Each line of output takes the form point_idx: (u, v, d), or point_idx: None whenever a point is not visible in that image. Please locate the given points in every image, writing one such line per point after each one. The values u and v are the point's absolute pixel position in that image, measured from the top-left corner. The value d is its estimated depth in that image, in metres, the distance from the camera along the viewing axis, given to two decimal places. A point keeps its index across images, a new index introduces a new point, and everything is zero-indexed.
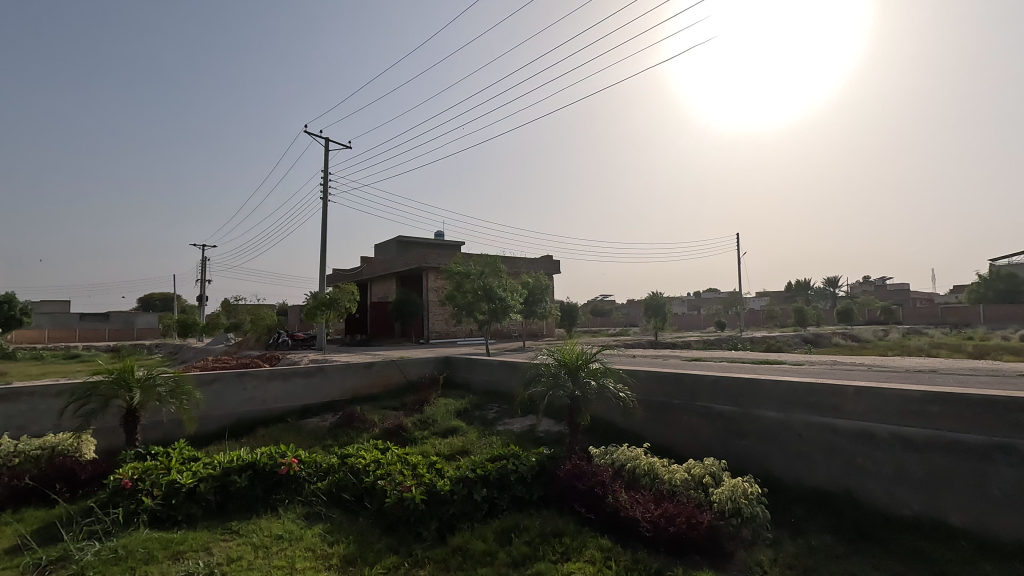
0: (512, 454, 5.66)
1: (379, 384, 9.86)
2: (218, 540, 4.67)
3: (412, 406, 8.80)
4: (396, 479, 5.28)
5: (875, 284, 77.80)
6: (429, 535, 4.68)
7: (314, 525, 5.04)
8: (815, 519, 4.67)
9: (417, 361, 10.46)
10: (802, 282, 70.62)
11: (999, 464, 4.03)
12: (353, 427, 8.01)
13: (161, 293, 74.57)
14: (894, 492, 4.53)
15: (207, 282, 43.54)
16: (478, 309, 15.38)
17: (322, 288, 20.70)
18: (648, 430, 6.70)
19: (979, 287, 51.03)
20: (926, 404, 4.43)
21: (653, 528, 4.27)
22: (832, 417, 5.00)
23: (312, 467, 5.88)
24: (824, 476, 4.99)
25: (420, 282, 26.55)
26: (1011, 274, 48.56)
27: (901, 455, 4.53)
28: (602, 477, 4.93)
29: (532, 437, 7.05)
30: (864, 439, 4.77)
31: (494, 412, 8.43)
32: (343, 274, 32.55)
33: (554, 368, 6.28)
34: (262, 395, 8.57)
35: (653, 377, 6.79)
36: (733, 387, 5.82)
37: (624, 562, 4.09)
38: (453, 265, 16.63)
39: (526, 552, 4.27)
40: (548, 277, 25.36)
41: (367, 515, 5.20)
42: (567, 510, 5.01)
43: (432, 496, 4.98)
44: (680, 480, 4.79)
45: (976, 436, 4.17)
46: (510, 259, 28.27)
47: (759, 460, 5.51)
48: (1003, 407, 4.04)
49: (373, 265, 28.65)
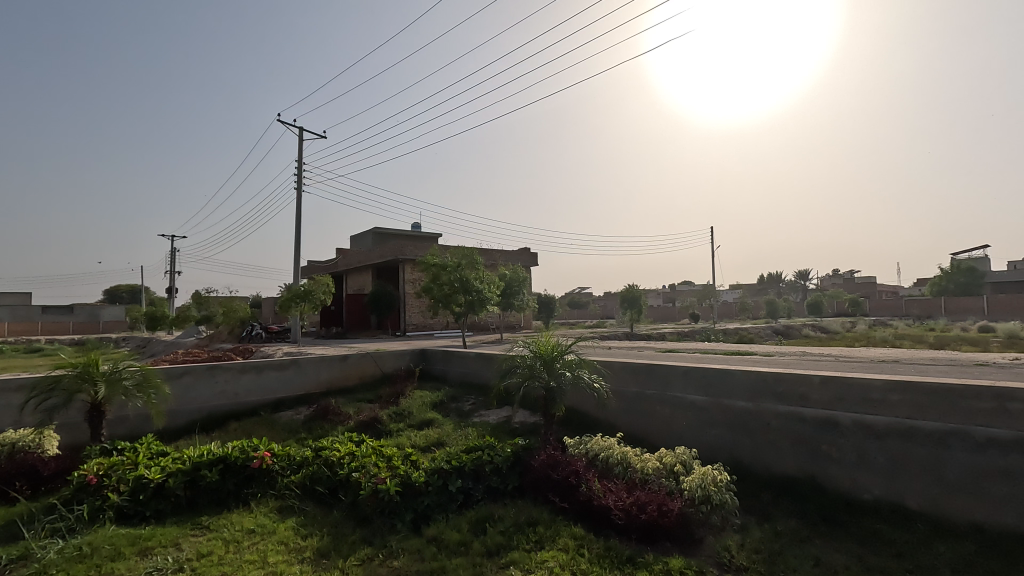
0: (488, 445, 5.69)
1: (354, 376, 9.77)
2: (188, 535, 4.59)
3: (388, 399, 8.76)
4: (371, 471, 5.25)
5: (841, 278, 79.86)
6: (403, 526, 4.67)
7: (287, 519, 5.00)
8: (781, 505, 4.81)
9: (393, 354, 10.40)
10: (774, 275, 72.52)
11: (954, 448, 4.21)
12: (328, 420, 7.92)
13: (128, 286, 72.29)
14: (857, 477, 4.69)
15: (175, 273, 42.46)
16: (455, 302, 15.33)
17: (296, 281, 20.36)
18: (622, 420, 6.81)
19: (940, 280, 52.82)
20: (887, 393, 4.59)
21: (626, 515, 4.35)
22: (799, 406, 5.14)
23: (285, 460, 5.82)
24: (791, 464, 5.13)
25: (397, 274, 26.34)
26: (971, 268, 50.54)
27: (863, 442, 4.69)
28: (576, 467, 5.02)
29: (508, 428, 7.09)
30: (829, 427, 4.92)
31: (470, 404, 8.44)
32: (318, 266, 32.14)
33: (529, 360, 6.32)
34: (234, 388, 8.43)
35: (628, 367, 6.87)
36: (704, 377, 5.95)
37: (597, 550, 4.16)
38: (430, 257, 16.51)
39: (501, 542, 4.31)
40: (525, 270, 25.43)
41: (341, 507, 5.18)
42: (541, 500, 5.05)
43: (406, 488, 4.99)
44: (652, 469, 4.88)
45: (933, 423, 4.34)
46: (487, 252, 28.23)
47: (728, 448, 5.65)
48: (958, 394, 4.22)
49: (349, 257, 28.37)
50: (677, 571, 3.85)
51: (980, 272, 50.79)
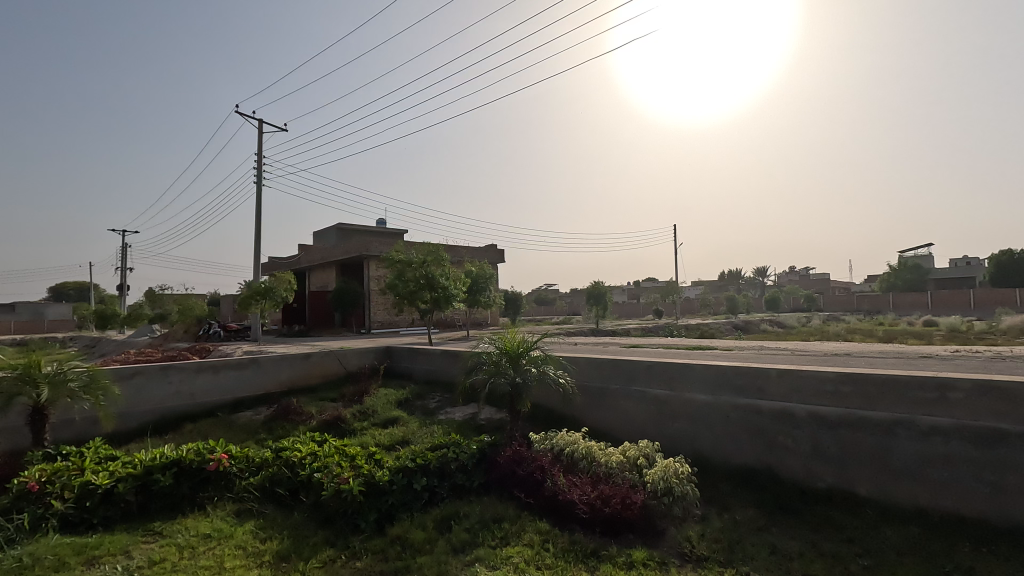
0: (453, 442, 5.65)
1: (317, 375, 9.57)
2: (139, 542, 4.41)
3: (351, 398, 8.61)
4: (334, 471, 5.14)
5: (796, 275, 82.77)
6: (367, 526, 4.60)
7: (246, 522, 4.86)
8: (739, 495, 4.95)
9: (357, 351, 10.22)
10: (734, 272, 74.62)
11: (900, 437, 4.41)
12: (289, 420, 7.74)
13: (76, 282, 68.91)
14: (811, 466, 4.86)
15: (126, 269, 40.69)
16: (420, 299, 15.17)
17: (256, 277, 19.80)
18: (587, 415, 6.87)
19: (888, 276, 55.33)
20: (839, 384, 4.77)
21: (590, 509, 4.39)
22: (756, 398, 5.29)
23: (244, 462, 5.65)
24: (748, 455, 5.28)
25: (361, 271, 25.93)
26: (916, 265, 53.14)
27: (817, 432, 4.86)
28: (542, 463, 5.04)
29: (474, 425, 7.06)
30: (785, 419, 5.08)
31: (436, 402, 8.38)
32: (279, 263, 31.32)
33: (495, 356, 6.31)
34: (189, 388, 8.14)
35: (593, 362, 6.94)
36: (666, 371, 6.06)
37: (561, 544, 4.19)
38: (395, 253, 16.31)
39: (466, 539, 4.29)
40: (492, 266, 25.41)
41: (303, 509, 5.06)
42: (506, 496, 5.06)
43: (370, 487, 4.89)
44: (616, 462, 4.94)
45: (881, 413, 4.53)
46: (453, 248, 28.07)
47: (690, 441, 5.76)
48: (905, 385, 4.42)
49: (312, 253, 27.77)
50: (640, 563, 3.91)
51: (924, 269, 53.46)
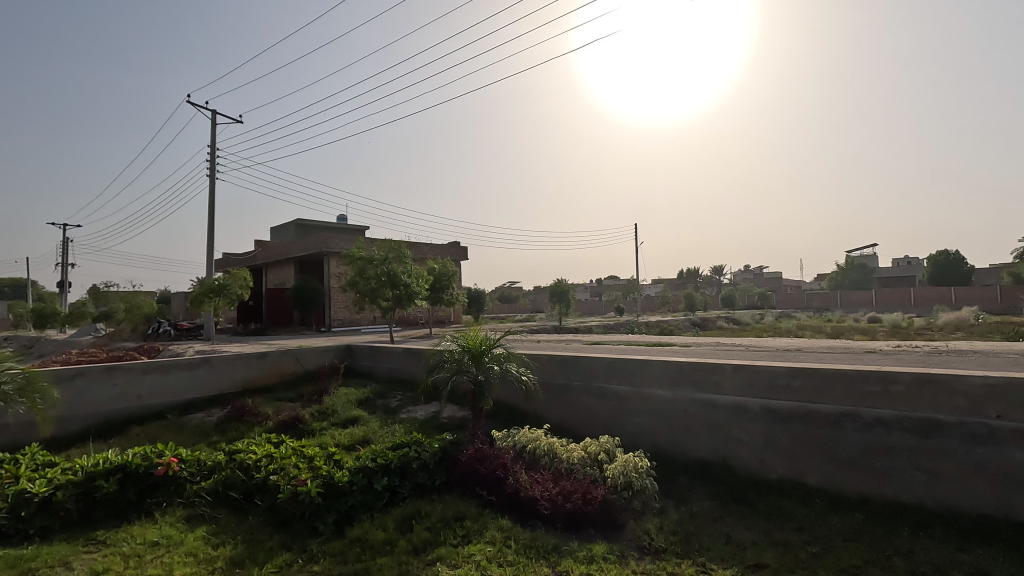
0: (415, 441, 5.59)
1: (274, 374, 9.30)
2: (80, 552, 4.19)
3: (310, 397, 8.41)
4: (291, 472, 5.00)
5: (751, 274, 85.61)
6: (325, 529, 4.50)
7: (197, 528, 4.68)
8: (696, 487, 5.07)
9: (316, 350, 9.98)
10: (692, 270, 76.64)
11: (846, 429, 4.61)
12: (244, 421, 7.49)
13: (11, 278, 64.94)
14: (763, 458, 5.03)
15: (68, 265, 38.53)
16: (382, 296, 14.93)
17: (210, 274, 19.10)
18: (549, 411, 6.91)
19: (836, 275, 57.84)
20: (790, 379, 4.95)
21: (551, 505, 4.43)
22: (712, 393, 5.44)
23: (195, 465, 5.44)
24: (705, 448, 5.43)
25: (321, 268, 25.35)
26: (862, 265, 55.82)
27: (769, 425, 5.03)
28: (504, 460, 5.05)
29: (436, 424, 7.01)
30: (739, 413, 5.24)
31: (397, 400, 8.27)
32: (234, 259, 30.29)
33: (457, 354, 6.27)
34: (136, 390, 7.79)
35: (555, 359, 6.98)
36: (627, 368, 6.16)
37: (523, 540, 4.21)
38: (356, 250, 16.00)
39: (427, 538, 4.25)
40: (455, 264, 25.26)
41: (258, 513, 4.91)
42: (468, 494, 5.04)
43: (328, 489, 4.78)
44: (577, 458, 4.99)
45: (829, 405, 4.73)
46: (416, 245, 27.78)
47: (650, 436, 5.88)
48: (850, 379, 4.62)
49: (270, 250, 27.00)
50: (600, 556, 3.96)
51: (869, 268, 56.16)
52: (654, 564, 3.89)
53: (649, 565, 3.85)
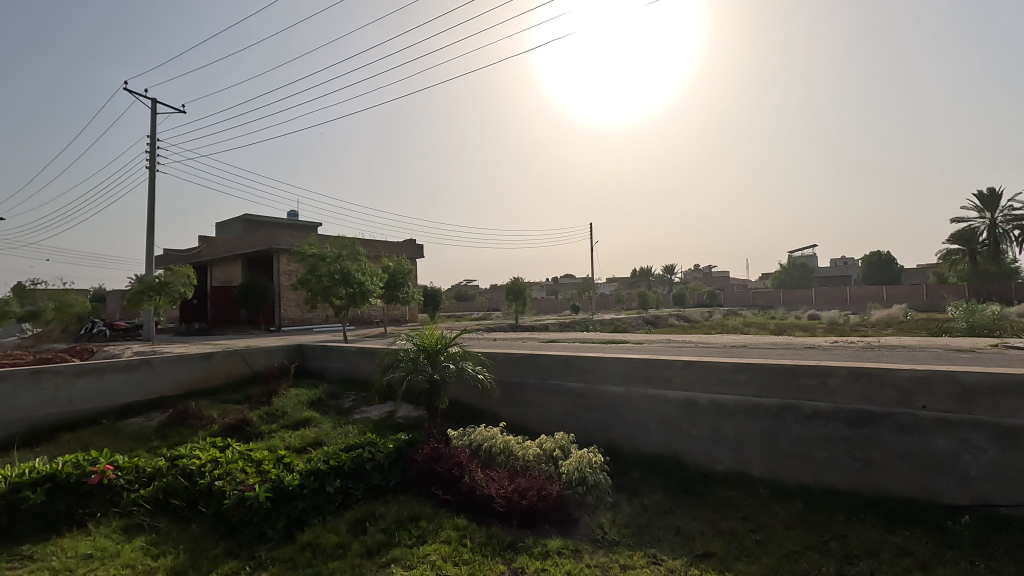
0: (369, 442, 5.50)
1: (220, 376, 8.95)
2: (3, 569, 3.91)
3: (259, 399, 8.13)
4: (238, 477, 4.81)
5: (700, 273, 88.51)
6: (274, 534, 4.36)
7: (135, 538, 4.45)
8: (648, 481, 5.21)
9: (264, 350, 9.64)
10: (645, 270, 78.63)
11: (788, 421, 4.83)
12: (186, 425, 7.17)
13: None
14: (712, 451, 5.21)
15: None
16: (335, 295, 14.57)
17: (149, 271, 18.16)
18: (505, 409, 6.93)
19: (780, 275, 60.48)
20: (736, 373, 5.14)
21: (507, 503, 4.44)
22: (663, 388, 5.59)
23: (133, 473, 5.17)
24: (657, 443, 5.57)
25: (270, 265, 24.52)
26: (802, 265, 58.70)
27: (716, 418, 5.22)
28: (459, 458, 5.03)
29: (391, 424, 6.91)
30: (689, 407, 5.41)
31: (351, 401, 8.11)
32: (176, 256, 28.91)
33: (412, 353, 6.21)
34: (67, 394, 7.33)
35: (510, 357, 7.00)
36: (582, 365, 6.25)
37: (478, 539, 4.21)
38: (308, 247, 15.57)
39: (382, 540, 4.20)
40: (411, 262, 24.96)
41: (202, 520, 4.71)
42: (424, 494, 5.00)
43: (278, 493, 4.63)
44: (533, 455, 5.03)
45: (772, 399, 4.94)
46: (370, 242, 27.29)
47: (603, 431, 5.99)
48: (792, 373, 4.85)
49: (215, 246, 25.94)
50: (555, 551, 4.01)
51: (809, 268, 59.06)
52: (606, 556, 3.97)
53: (602, 558, 3.92)
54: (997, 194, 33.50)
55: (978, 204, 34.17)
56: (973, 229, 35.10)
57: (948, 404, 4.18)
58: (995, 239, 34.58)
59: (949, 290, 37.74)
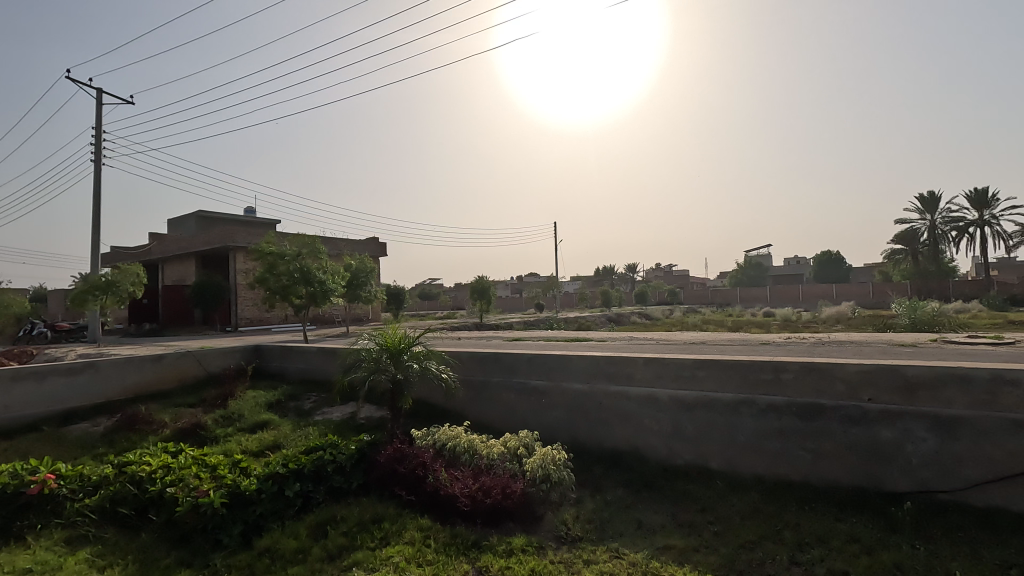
0: (330, 444, 5.39)
1: (172, 379, 8.60)
2: None
3: (213, 402, 7.86)
4: (191, 483, 4.64)
5: (661, 272, 90.35)
6: (230, 541, 4.22)
7: (79, 550, 4.24)
8: (611, 476, 5.29)
9: (220, 352, 9.33)
10: (607, 269, 79.80)
11: (744, 415, 4.99)
12: (136, 430, 6.86)
13: None
14: (672, 445, 5.32)
15: None
16: (294, 294, 14.22)
17: (94, 270, 17.29)
18: (469, 408, 6.91)
19: (737, 274, 62.32)
20: (695, 369, 5.27)
21: (471, 501, 4.43)
22: (625, 385, 5.69)
23: (76, 482, 4.92)
24: (619, 439, 5.66)
25: (226, 263, 23.74)
26: (758, 265, 60.67)
27: (676, 414, 5.34)
28: (423, 458, 4.98)
29: (353, 425, 6.79)
30: (649, 403, 5.52)
31: (311, 402, 7.93)
32: (124, 254, 27.64)
33: (375, 353, 6.11)
34: (3, 401, 6.90)
35: (474, 356, 6.98)
36: (546, 363, 6.29)
37: (442, 539, 4.18)
38: (265, 245, 15.14)
39: (343, 543, 4.12)
40: (373, 261, 24.57)
41: (152, 529, 4.52)
42: (387, 495, 4.93)
43: (234, 499, 4.49)
44: (497, 453, 5.03)
45: (729, 394, 5.09)
46: (331, 240, 26.74)
47: (567, 429, 6.04)
48: (747, 368, 5.01)
49: (167, 243, 24.93)
50: (519, 549, 4.02)
51: (764, 267, 61.05)
52: (570, 552, 4.01)
53: (566, 554, 3.96)
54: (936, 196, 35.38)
55: (920, 206, 36.00)
56: (915, 230, 36.96)
57: (892, 396, 4.41)
58: (935, 239, 36.49)
59: (893, 287, 39.66)
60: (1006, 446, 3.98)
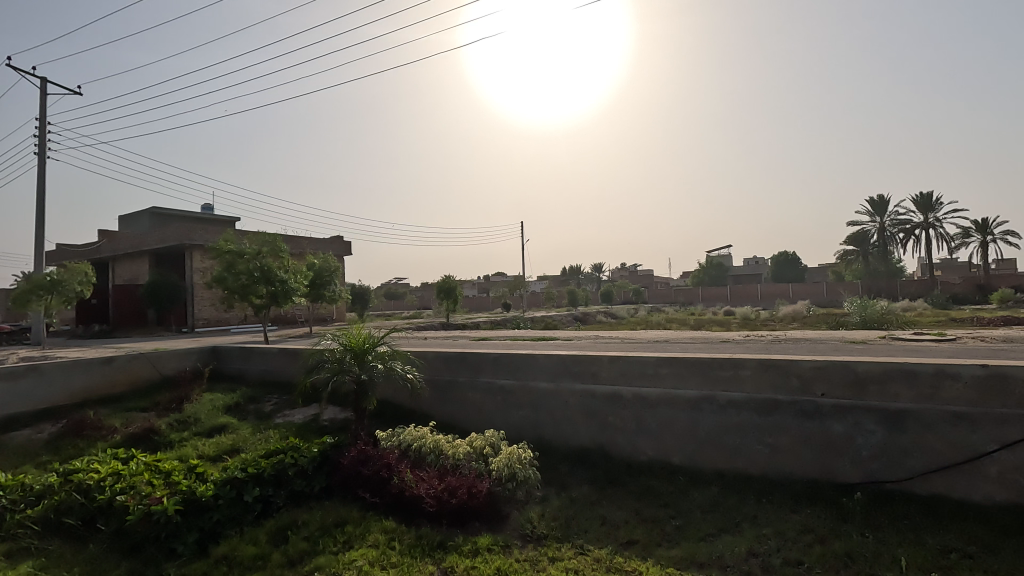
0: (291, 447, 5.26)
1: (124, 382, 8.25)
2: None
3: (168, 406, 7.57)
4: (143, 491, 4.45)
5: (626, 272, 91.71)
6: (185, 549, 4.07)
7: (20, 564, 4.01)
8: (576, 474, 5.34)
9: (175, 354, 8.99)
10: (574, 269, 80.54)
11: (705, 411, 5.11)
12: (83, 437, 6.54)
13: None
14: (636, 442, 5.41)
15: None
16: (254, 293, 13.83)
17: (37, 268, 16.40)
18: (435, 409, 6.85)
19: (699, 274, 63.75)
20: (659, 367, 5.38)
21: (437, 502, 4.39)
22: (591, 382, 5.75)
23: (18, 492, 4.66)
24: (584, 436, 5.72)
25: (182, 262, 22.91)
26: (719, 265, 62.32)
27: (640, 411, 5.43)
28: (388, 460, 4.92)
29: (316, 427, 6.65)
30: (614, 401, 5.59)
31: (272, 405, 7.74)
32: (71, 252, 26.33)
33: (338, 353, 6.01)
34: None
35: (440, 356, 6.93)
36: (512, 362, 6.30)
37: (407, 540, 4.13)
38: (224, 243, 14.67)
39: (305, 548, 4.03)
40: (337, 260, 24.12)
41: (101, 540, 4.32)
42: (350, 498, 4.85)
43: (190, 505, 4.33)
44: (463, 453, 5.01)
45: (691, 390, 5.20)
46: (293, 239, 26.14)
47: (533, 427, 6.06)
48: (708, 366, 5.14)
49: (119, 240, 23.91)
50: (484, 548, 4.02)
51: (725, 267, 62.70)
52: (535, 550, 4.02)
53: (531, 552, 3.97)
54: (885, 200, 37.03)
55: (870, 209, 37.60)
56: (865, 232, 38.58)
57: (844, 391, 4.58)
58: (884, 241, 38.16)
59: (845, 287, 41.38)
60: (947, 437, 4.21)
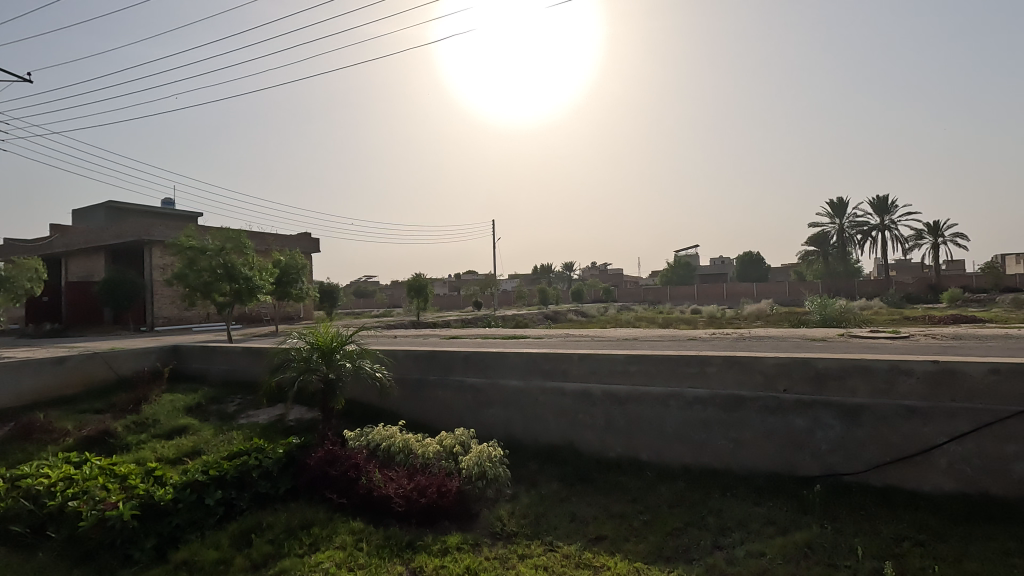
0: (255, 448, 5.13)
1: (76, 382, 7.89)
2: None
3: (125, 407, 7.29)
4: (97, 496, 4.27)
5: (597, 271, 92.53)
6: (142, 556, 3.93)
7: None
8: (546, 471, 5.36)
9: (132, 353, 8.66)
10: (545, 268, 80.89)
11: (672, 407, 5.19)
12: (32, 441, 6.24)
13: None
14: (604, 438, 5.47)
15: None
16: (217, 291, 13.44)
17: None
18: (404, 407, 6.78)
19: (668, 273, 64.83)
20: (627, 364, 5.44)
21: (405, 502, 4.35)
22: (561, 380, 5.78)
23: None
24: (554, 434, 5.74)
25: (141, 258, 22.08)
26: (687, 265, 63.44)
27: (609, 408, 5.48)
28: (356, 460, 4.85)
29: (281, 428, 6.49)
30: (584, 398, 5.63)
31: (236, 405, 7.53)
32: (20, 247, 25.10)
33: (305, 352, 5.89)
34: None
35: (410, 354, 6.86)
36: (482, 360, 6.28)
37: (375, 541, 4.08)
38: (185, 239, 14.20)
39: (269, 551, 3.94)
40: (304, 257, 23.60)
41: (51, 548, 4.12)
42: (317, 499, 4.76)
43: (147, 510, 4.18)
44: (432, 452, 4.97)
45: (658, 387, 5.29)
46: (259, 235, 25.50)
47: (503, 425, 6.06)
48: (675, 363, 5.23)
49: (72, 235, 22.90)
50: (453, 547, 3.99)
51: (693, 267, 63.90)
52: (504, 548, 4.02)
53: (501, 550, 3.97)
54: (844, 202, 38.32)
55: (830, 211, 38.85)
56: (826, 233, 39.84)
57: (805, 386, 4.72)
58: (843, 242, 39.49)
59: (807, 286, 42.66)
60: (901, 430, 4.38)
